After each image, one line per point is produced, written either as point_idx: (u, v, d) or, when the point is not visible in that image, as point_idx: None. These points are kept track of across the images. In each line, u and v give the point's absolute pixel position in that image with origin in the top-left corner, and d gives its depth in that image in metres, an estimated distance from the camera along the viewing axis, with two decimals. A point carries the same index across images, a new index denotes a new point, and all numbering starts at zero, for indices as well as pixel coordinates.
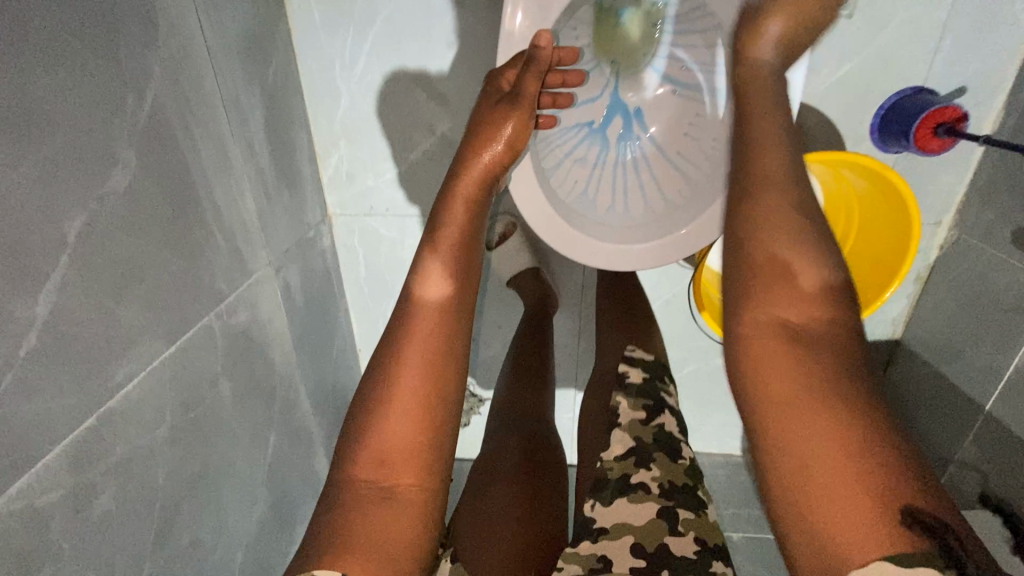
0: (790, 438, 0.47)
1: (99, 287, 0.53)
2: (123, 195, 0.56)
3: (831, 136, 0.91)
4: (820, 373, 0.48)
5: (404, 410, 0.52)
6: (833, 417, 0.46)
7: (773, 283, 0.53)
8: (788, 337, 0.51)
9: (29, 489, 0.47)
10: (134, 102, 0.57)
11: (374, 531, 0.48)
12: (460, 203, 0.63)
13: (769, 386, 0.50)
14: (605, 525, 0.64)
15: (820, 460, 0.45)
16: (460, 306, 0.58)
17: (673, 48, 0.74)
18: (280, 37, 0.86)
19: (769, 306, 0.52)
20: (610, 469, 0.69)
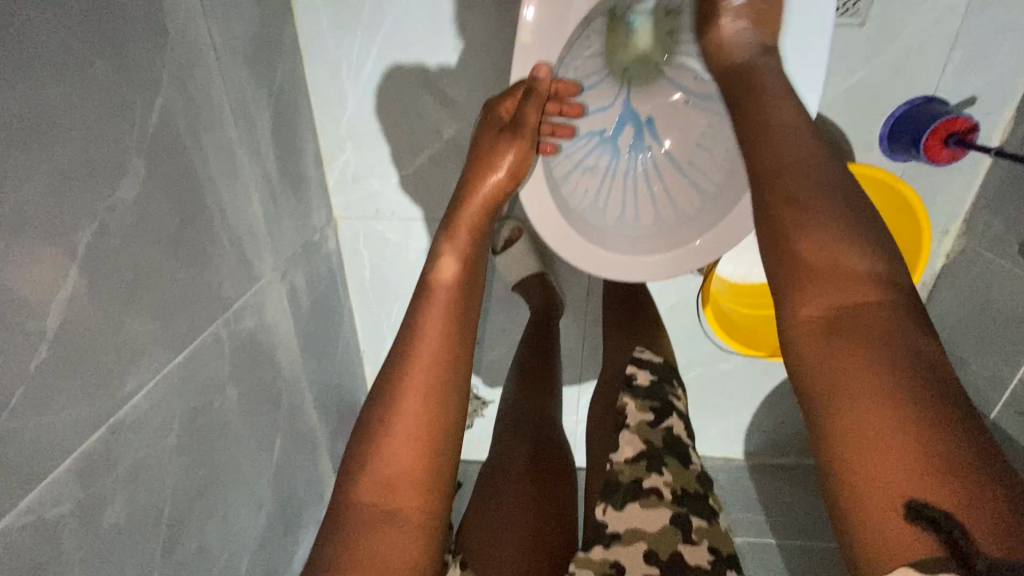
0: (835, 432, 0.45)
1: (108, 298, 0.52)
2: (132, 204, 0.55)
3: (840, 143, 0.91)
4: (871, 364, 0.45)
5: (407, 428, 0.53)
6: (879, 409, 0.43)
7: (817, 271, 0.50)
8: (831, 328, 0.48)
9: (41, 503, 0.47)
10: (143, 110, 0.56)
11: (378, 550, 0.48)
12: (463, 231, 0.64)
13: (815, 379, 0.48)
14: (618, 530, 0.63)
15: (864, 456, 0.43)
16: (462, 323, 0.59)
17: (685, 58, 0.73)
18: (287, 39, 0.86)
19: (813, 298, 0.49)
20: (622, 472, 0.68)
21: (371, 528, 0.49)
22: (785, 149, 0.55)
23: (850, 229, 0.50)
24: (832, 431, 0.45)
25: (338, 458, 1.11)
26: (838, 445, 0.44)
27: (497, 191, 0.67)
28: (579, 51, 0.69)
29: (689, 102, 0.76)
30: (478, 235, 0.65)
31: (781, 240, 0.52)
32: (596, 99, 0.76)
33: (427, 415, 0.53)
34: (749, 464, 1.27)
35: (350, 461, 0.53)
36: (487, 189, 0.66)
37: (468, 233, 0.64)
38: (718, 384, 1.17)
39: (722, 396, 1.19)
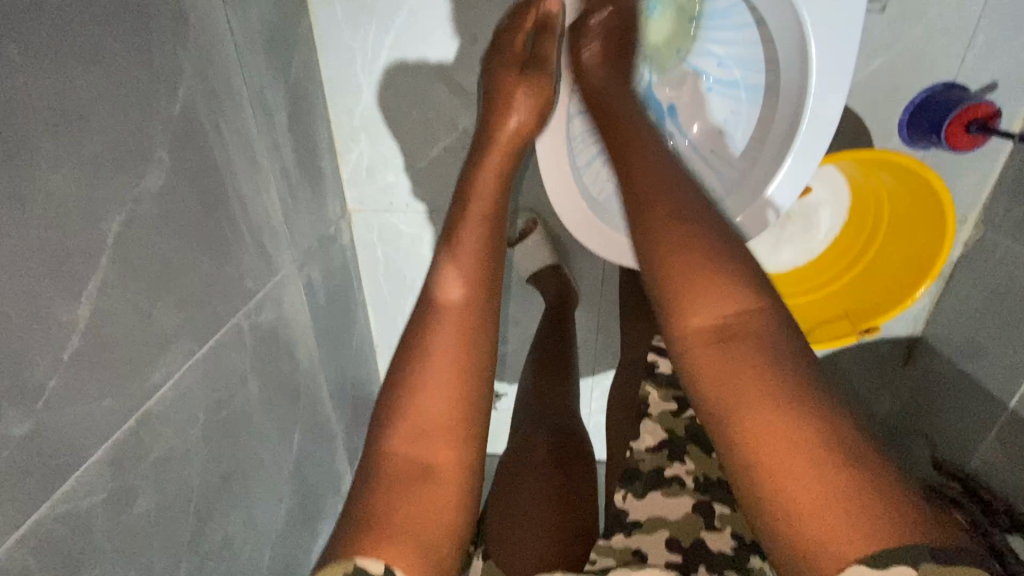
0: (754, 444, 0.45)
1: (136, 289, 0.52)
2: (157, 195, 0.55)
3: (859, 132, 0.90)
4: (763, 368, 0.46)
5: (440, 383, 0.53)
6: (777, 419, 0.45)
7: (701, 280, 0.50)
8: (721, 338, 0.49)
9: (74, 492, 0.47)
10: (167, 100, 0.56)
11: (411, 517, 0.48)
12: (491, 175, 0.64)
13: (719, 393, 0.48)
14: (640, 518, 0.64)
15: (775, 469, 0.44)
16: (488, 298, 0.58)
17: (708, 44, 0.73)
18: (302, 30, 0.85)
19: (700, 308, 0.50)
20: (643, 461, 0.69)
21: (402, 496, 0.49)
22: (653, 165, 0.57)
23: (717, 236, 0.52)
24: (742, 446, 0.46)
25: (354, 451, 1.11)
26: (750, 461, 0.45)
27: (521, 130, 0.66)
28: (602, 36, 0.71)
29: (713, 88, 0.74)
30: (506, 172, 0.65)
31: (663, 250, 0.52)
32: (617, 87, 0.76)
33: (458, 385, 0.53)
34: None
35: (374, 431, 0.53)
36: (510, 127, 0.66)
37: (492, 180, 0.64)
38: None
39: None
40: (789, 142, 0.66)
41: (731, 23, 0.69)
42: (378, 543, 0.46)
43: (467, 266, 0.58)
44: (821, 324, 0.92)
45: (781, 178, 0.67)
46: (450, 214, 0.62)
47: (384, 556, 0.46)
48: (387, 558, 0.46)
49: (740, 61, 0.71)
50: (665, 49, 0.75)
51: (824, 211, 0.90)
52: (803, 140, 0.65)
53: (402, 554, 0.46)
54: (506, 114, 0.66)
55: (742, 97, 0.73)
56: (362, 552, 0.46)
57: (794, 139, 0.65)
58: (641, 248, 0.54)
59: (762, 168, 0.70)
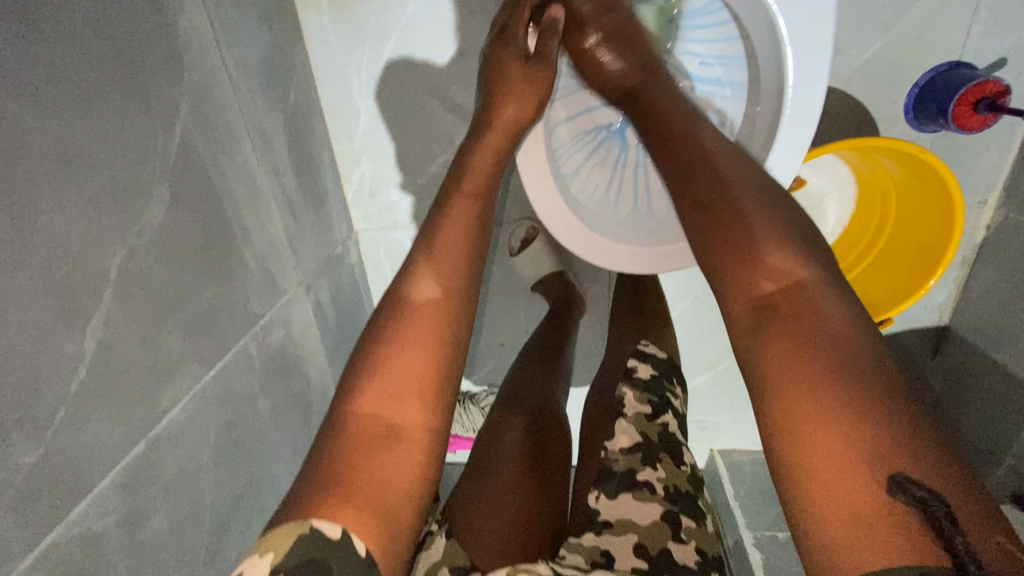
0: (796, 422, 0.44)
1: (141, 319, 0.55)
2: (159, 228, 0.58)
3: (863, 119, 0.87)
4: (812, 345, 0.45)
5: (415, 347, 0.53)
6: (814, 386, 0.44)
7: (745, 247, 0.51)
8: (773, 305, 0.49)
9: (87, 515, 0.50)
10: (164, 138, 0.59)
11: (376, 476, 0.48)
12: (489, 151, 0.65)
13: (764, 363, 0.47)
14: (610, 518, 0.62)
15: (806, 430, 0.43)
16: (465, 278, 0.58)
17: (690, 44, 0.72)
18: (299, 60, 0.88)
19: (750, 280, 0.50)
20: (617, 461, 0.67)
21: (368, 460, 0.49)
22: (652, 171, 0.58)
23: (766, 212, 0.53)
24: (776, 405, 0.45)
25: None
26: (780, 418, 0.45)
27: (516, 121, 0.67)
28: None
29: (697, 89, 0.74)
30: (499, 158, 0.66)
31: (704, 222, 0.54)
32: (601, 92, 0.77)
33: (428, 359, 0.54)
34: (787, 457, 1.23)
35: (342, 395, 0.53)
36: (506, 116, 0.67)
37: (485, 163, 0.64)
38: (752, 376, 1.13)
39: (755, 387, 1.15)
40: (773, 137, 0.64)
41: (711, 22, 0.69)
42: (337, 505, 0.46)
43: (453, 235, 0.59)
44: None
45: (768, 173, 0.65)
46: (441, 187, 0.63)
47: (341, 521, 0.45)
48: (344, 521, 0.45)
49: (723, 58, 0.70)
50: None
51: (828, 202, 0.88)
52: (786, 138, 0.63)
53: (361, 519, 0.46)
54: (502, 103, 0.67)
55: (727, 94, 0.71)
56: (319, 514, 0.45)
57: (776, 137, 0.64)
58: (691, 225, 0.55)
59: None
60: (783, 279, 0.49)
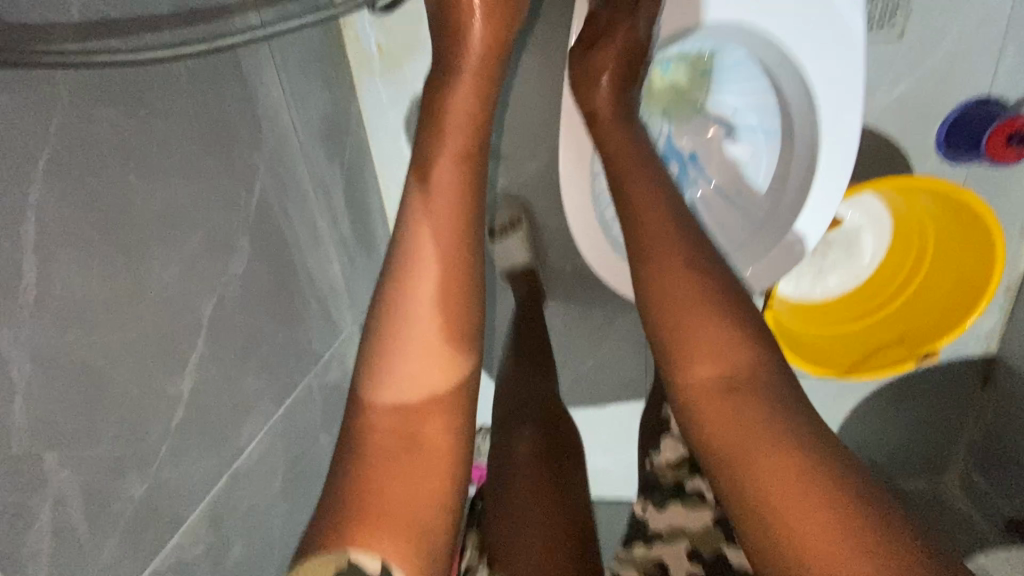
0: (762, 488, 0.46)
1: (226, 361, 0.61)
2: (241, 277, 0.64)
3: (893, 154, 0.90)
4: (761, 414, 0.49)
5: (428, 354, 0.52)
6: (772, 451, 0.47)
7: (690, 319, 0.53)
8: (731, 387, 0.50)
9: (179, 545, 0.54)
10: (246, 196, 0.65)
11: (403, 495, 0.47)
12: (466, 101, 0.60)
13: (721, 436, 0.50)
14: (660, 529, 0.67)
15: (774, 494, 0.45)
16: (468, 265, 0.55)
17: (723, 94, 0.75)
18: (353, 117, 0.96)
19: (702, 358, 0.52)
20: (664, 475, 0.70)
21: (388, 475, 0.47)
22: (654, 206, 0.58)
23: (711, 269, 0.55)
24: (747, 487, 0.47)
25: None
26: (755, 497, 0.46)
27: (481, 77, 0.62)
28: None
29: (730, 135, 0.76)
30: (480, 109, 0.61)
31: (667, 258, 0.55)
32: None
33: (437, 366, 0.52)
34: None
35: (351, 414, 0.51)
36: (468, 82, 0.61)
37: (460, 128, 0.59)
38: None
39: None
40: (800, 205, 0.68)
41: (744, 74, 0.71)
42: (366, 528, 0.45)
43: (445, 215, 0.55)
44: (875, 351, 0.89)
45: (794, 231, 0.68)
46: (419, 147, 0.58)
47: (377, 547, 0.44)
48: (382, 553, 0.44)
49: (754, 108, 0.73)
50: (680, 102, 0.77)
51: (864, 237, 0.90)
52: (815, 194, 0.67)
53: (396, 543, 0.45)
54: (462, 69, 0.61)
55: (760, 141, 0.74)
56: (354, 545, 0.44)
57: (807, 195, 0.67)
58: (649, 291, 0.56)
59: (772, 232, 0.70)
60: (731, 343, 0.52)
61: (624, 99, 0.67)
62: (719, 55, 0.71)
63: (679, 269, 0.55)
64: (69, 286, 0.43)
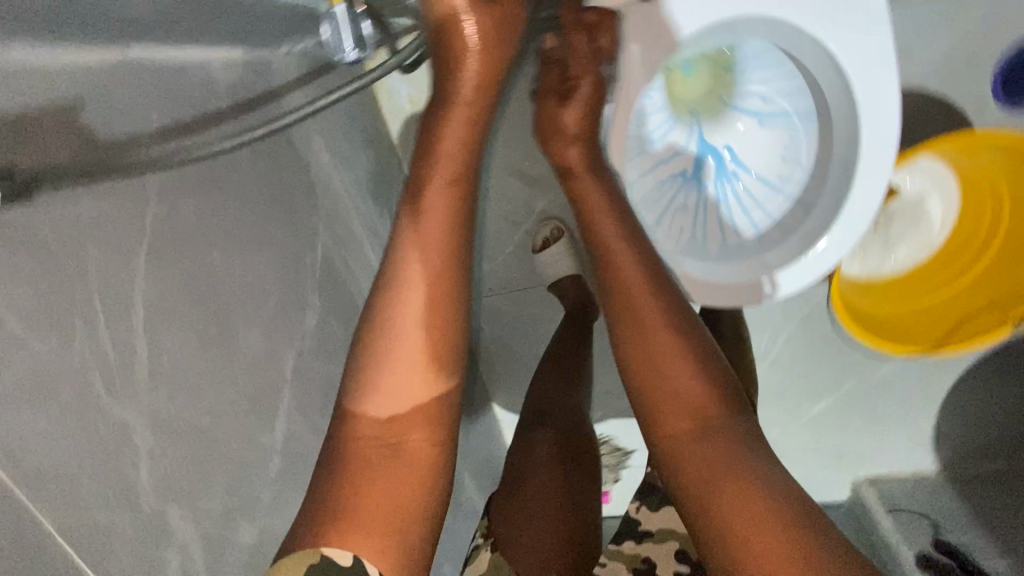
0: (718, 511, 0.53)
1: (310, 408, 0.66)
2: (315, 329, 0.69)
3: (948, 112, 0.85)
4: (720, 446, 0.57)
5: (411, 369, 0.54)
6: (726, 476, 0.55)
7: (661, 362, 0.60)
8: (697, 425, 0.58)
9: None
10: (311, 255, 0.71)
11: (384, 494, 0.49)
12: (459, 126, 0.57)
13: (686, 468, 0.57)
14: (651, 528, 0.77)
15: (728, 514, 0.52)
16: (454, 287, 0.56)
17: (749, 84, 0.74)
18: (395, 167, 1.02)
19: (672, 399, 0.59)
20: (660, 479, 0.80)
21: (370, 482, 0.49)
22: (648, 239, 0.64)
23: (683, 315, 0.63)
24: (708, 513, 0.54)
25: None
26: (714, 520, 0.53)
27: (478, 105, 0.58)
28: (650, 108, 0.71)
29: (765, 122, 0.74)
30: (473, 135, 0.58)
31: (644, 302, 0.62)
32: (671, 144, 0.75)
33: (417, 381, 0.54)
34: (944, 476, 1.05)
35: (341, 423, 0.52)
36: (463, 103, 0.57)
37: (453, 157, 0.57)
38: (882, 390, 1.04)
39: (888, 404, 1.05)
40: (845, 192, 0.65)
41: (769, 60, 0.70)
42: (343, 531, 0.46)
43: (438, 236, 0.55)
44: (966, 320, 0.83)
45: (850, 207, 0.65)
46: (411, 175, 0.57)
47: (349, 546, 0.46)
48: (355, 549, 0.46)
49: (784, 91, 0.72)
50: (707, 99, 0.76)
51: (931, 204, 0.85)
52: (868, 162, 0.64)
53: (371, 543, 0.47)
54: (457, 88, 0.57)
55: (797, 122, 0.72)
56: (328, 544, 0.45)
57: (857, 165, 0.64)
58: (630, 330, 0.62)
59: (819, 218, 0.68)
60: (697, 382, 0.60)
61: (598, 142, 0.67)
62: (741, 47, 0.70)
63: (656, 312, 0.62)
64: (176, 356, 0.49)
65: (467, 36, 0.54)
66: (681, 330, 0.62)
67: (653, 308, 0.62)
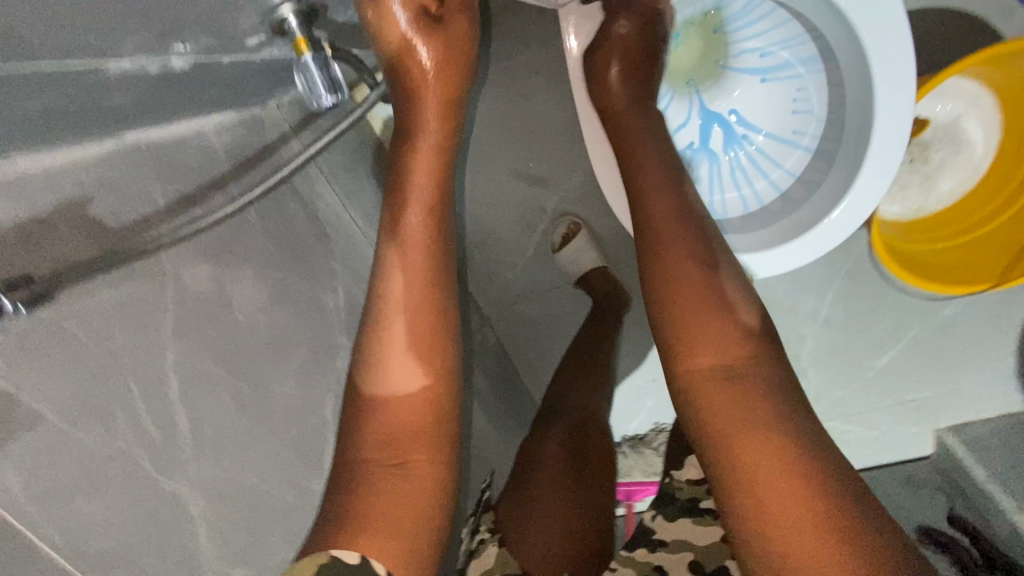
0: (753, 485, 0.44)
1: None
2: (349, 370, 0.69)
3: (967, 26, 0.80)
4: (757, 406, 0.47)
5: (413, 380, 0.49)
6: (763, 444, 0.45)
7: (686, 307, 0.52)
8: (729, 380, 0.49)
9: None
10: (333, 297, 0.71)
11: (387, 510, 0.44)
12: (429, 149, 0.53)
13: (713, 430, 0.48)
14: (665, 538, 0.61)
15: (764, 488, 0.44)
16: (443, 301, 0.51)
17: (743, 43, 0.70)
18: None
19: (702, 351, 0.50)
20: (680, 489, 0.62)
21: (383, 488, 0.45)
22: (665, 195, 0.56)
23: (708, 255, 0.54)
24: (739, 484, 0.45)
25: None
26: (744, 494, 0.45)
27: (446, 133, 0.53)
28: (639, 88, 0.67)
29: (766, 78, 0.70)
30: (444, 161, 0.53)
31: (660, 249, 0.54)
32: (672, 119, 0.72)
33: (421, 389, 0.49)
34: None
35: (343, 446, 0.48)
36: (437, 128, 0.53)
37: (428, 182, 0.52)
38: (951, 330, 0.96)
39: (962, 345, 0.96)
40: (866, 137, 0.60)
41: (758, 13, 0.67)
42: (359, 533, 0.42)
43: (421, 245, 0.51)
44: None
45: (872, 156, 0.60)
46: (386, 202, 0.53)
47: (360, 546, 0.42)
48: (361, 546, 0.42)
49: (781, 42, 0.67)
50: (702, 66, 0.73)
51: (966, 125, 0.79)
52: (886, 106, 0.58)
53: (384, 544, 0.42)
54: (425, 110, 0.52)
55: (800, 71, 0.68)
56: (339, 544, 0.41)
57: (874, 109, 0.59)
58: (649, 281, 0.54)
59: (842, 168, 0.63)
60: (730, 328, 0.51)
61: (636, 99, 0.63)
62: (725, 4, 0.67)
63: (676, 256, 0.54)
64: (216, 422, 0.51)
65: (421, 58, 0.50)
66: (706, 273, 0.53)
67: (683, 247, 0.54)
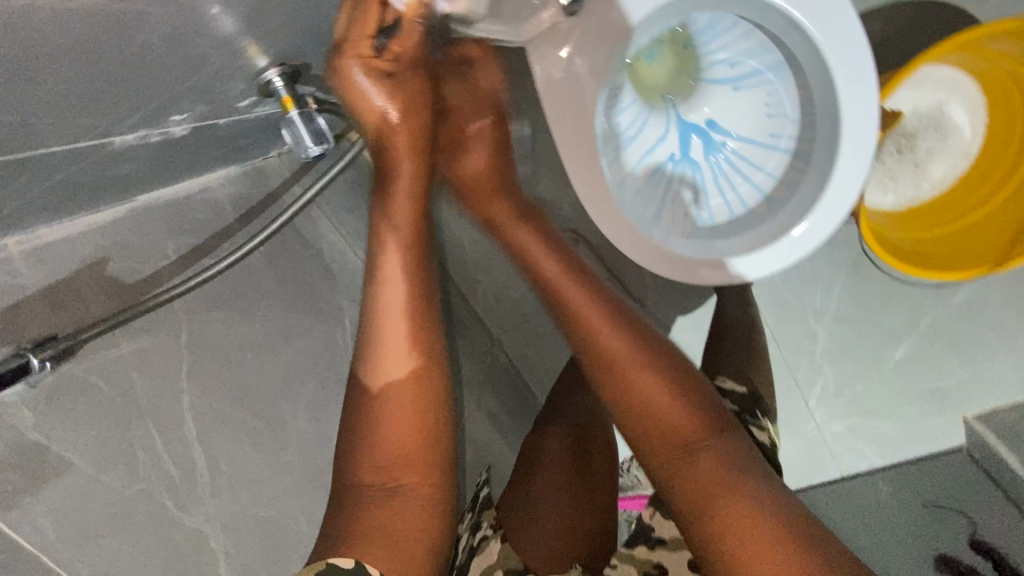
0: (732, 540, 0.51)
1: None
2: None
3: (942, 15, 0.81)
4: (718, 468, 0.55)
5: (402, 404, 0.51)
6: (735, 500, 0.53)
7: (642, 391, 0.60)
8: (690, 450, 0.57)
9: None
10: None
11: (383, 526, 0.47)
12: (402, 194, 0.55)
13: (686, 498, 0.55)
14: (663, 534, 0.63)
15: (741, 538, 0.50)
16: (428, 330, 0.54)
17: (713, 55, 0.72)
18: None
19: (663, 429, 0.59)
20: None
21: (379, 507, 0.47)
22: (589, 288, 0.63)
23: (647, 342, 0.62)
24: (719, 543, 0.51)
25: None
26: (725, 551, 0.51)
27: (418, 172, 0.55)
28: (615, 106, 0.68)
29: (739, 87, 0.73)
30: (420, 199, 0.56)
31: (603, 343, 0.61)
32: (653, 133, 0.74)
33: (412, 417, 0.51)
34: None
35: (342, 469, 0.50)
36: (410, 172, 0.55)
37: (406, 220, 0.55)
38: (967, 314, 0.95)
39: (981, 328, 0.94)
40: (835, 141, 0.63)
41: (724, 27, 0.69)
42: (358, 545, 0.45)
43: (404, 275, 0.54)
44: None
45: (842, 157, 0.62)
46: (370, 242, 0.56)
47: (355, 553, 0.45)
48: (355, 553, 0.44)
49: (749, 51, 0.69)
50: (675, 81, 0.74)
51: (953, 112, 0.80)
52: (848, 113, 0.62)
53: (378, 555, 0.45)
54: (399, 159, 0.54)
55: (770, 77, 0.69)
56: (336, 554, 0.44)
57: (840, 117, 0.62)
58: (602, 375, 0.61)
59: (818, 168, 0.65)
60: (681, 406, 0.59)
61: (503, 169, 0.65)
62: (691, 22, 0.68)
63: (623, 347, 0.61)
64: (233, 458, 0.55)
65: (388, 116, 0.52)
66: (650, 358, 0.61)
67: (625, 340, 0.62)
